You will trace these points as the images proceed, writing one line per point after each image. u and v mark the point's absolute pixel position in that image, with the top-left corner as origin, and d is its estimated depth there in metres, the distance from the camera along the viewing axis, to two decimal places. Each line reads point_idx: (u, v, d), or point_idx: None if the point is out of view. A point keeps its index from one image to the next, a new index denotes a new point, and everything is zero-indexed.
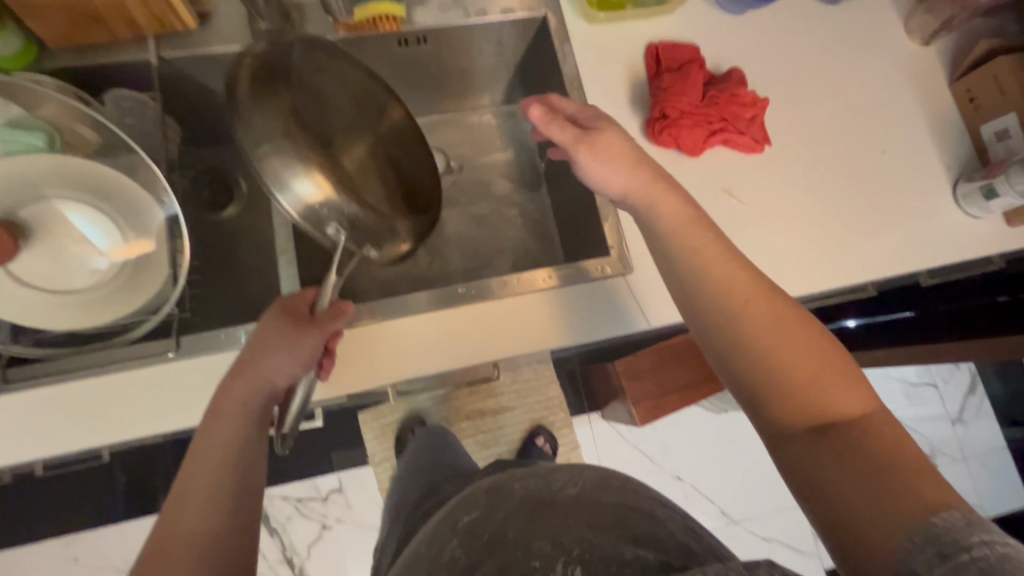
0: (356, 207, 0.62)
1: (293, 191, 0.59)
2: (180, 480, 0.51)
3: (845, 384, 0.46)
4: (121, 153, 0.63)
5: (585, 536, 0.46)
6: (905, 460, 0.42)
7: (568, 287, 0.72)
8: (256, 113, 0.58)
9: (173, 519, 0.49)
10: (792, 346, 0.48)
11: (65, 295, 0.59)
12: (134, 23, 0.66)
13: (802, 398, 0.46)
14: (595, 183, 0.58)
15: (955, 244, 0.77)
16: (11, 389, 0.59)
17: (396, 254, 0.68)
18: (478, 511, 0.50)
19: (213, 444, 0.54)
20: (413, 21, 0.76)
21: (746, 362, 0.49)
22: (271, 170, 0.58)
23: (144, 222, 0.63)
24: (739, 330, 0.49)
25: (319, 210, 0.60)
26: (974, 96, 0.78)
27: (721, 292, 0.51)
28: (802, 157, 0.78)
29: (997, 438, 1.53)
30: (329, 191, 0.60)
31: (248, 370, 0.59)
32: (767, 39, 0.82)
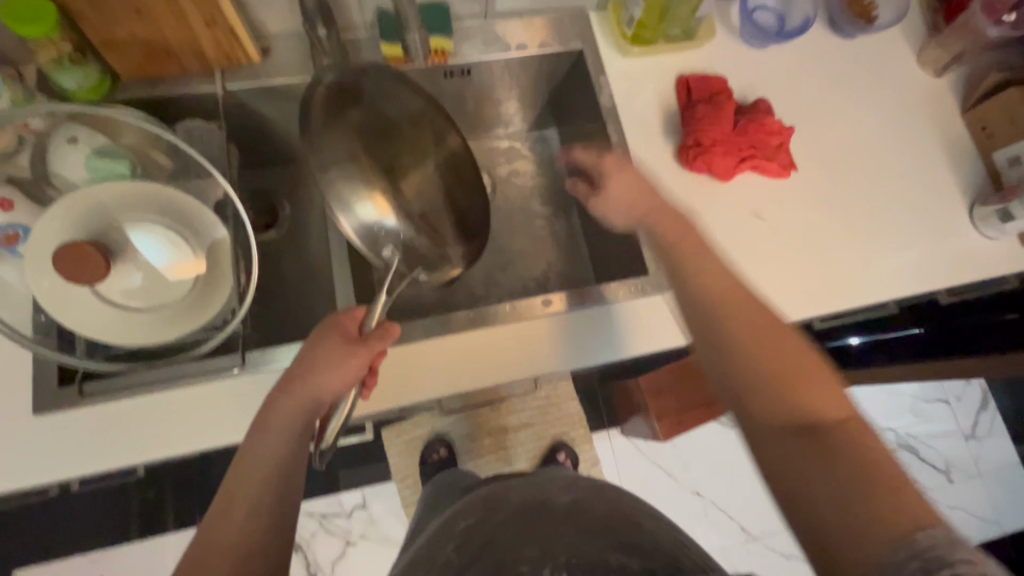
0: (410, 232, 0.70)
1: (355, 209, 0.67)
2: (223, 494, 0.53)
3: (828, 390, 0.49)
4: (192, 177, 0.69)
5: (574, 543, 0.59)
6: (882, 477, 0.43)
7: (575, 310, 0.74)
8: (326, 140, 0.67)
9: (216, 535, 0.51)
10: (773, 349, 0.52)
11: (140, 314, 0.63)
12: (204, 57, 0.71)
13: (777, 394, 0.50)
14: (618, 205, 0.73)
15: (975, 264, 0.81)
16: (91, 404, 0.64)
17: (446, 279, 0.73)
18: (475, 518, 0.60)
19: (258, 460, 0.55)
20: (459, 55, 0.81)
21: (737, 358, 0.52)
22: (333, 187, 0.67)
23: (210, 240, 0.66)
24: (728, 333, 0.54)
25: (375, 231, 0.68)
26: (986, 124, 0.83)
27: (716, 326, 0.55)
28: (824, 181, 0.82)
29: (1011, 455, 1.55)
30: (386, 214, 0.69)
31: (297, 384, 0.58)
32: (788, 71, 0.87)
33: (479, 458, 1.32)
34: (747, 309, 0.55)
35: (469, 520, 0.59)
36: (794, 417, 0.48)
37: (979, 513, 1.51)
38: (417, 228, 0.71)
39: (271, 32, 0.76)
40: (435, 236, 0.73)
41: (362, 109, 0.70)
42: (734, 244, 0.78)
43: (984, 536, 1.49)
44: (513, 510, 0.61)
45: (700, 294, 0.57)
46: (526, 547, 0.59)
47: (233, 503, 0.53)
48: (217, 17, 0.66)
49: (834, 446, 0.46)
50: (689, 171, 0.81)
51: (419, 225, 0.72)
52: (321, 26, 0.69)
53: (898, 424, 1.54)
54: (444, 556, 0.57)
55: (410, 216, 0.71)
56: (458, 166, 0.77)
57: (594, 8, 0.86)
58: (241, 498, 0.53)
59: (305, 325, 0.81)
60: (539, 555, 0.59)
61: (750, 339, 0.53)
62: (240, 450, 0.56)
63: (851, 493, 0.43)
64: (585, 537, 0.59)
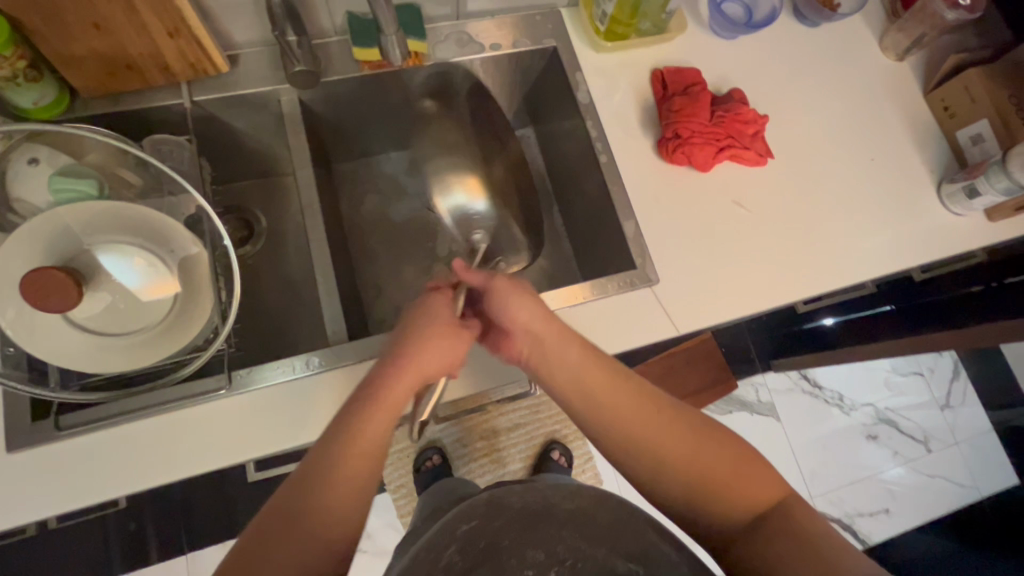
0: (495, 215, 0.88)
1: (450, 190, 0.89)
2: (324, 466, 0.48)
3: (763, 474, 0.53)
4: (165, 194, 0.67)
5: (579, 546, 0.44)
6: (816, 533, 0.48)
7: (563, 307, 0.74)
8: (428, 134, 0.90)
9: (321, 508, 0.47)
10: (679, 440, 0.53)
11: (116, 339, 0.60)
12: (169, 70, 0.68)
13: (701, 481, 0.52)
14: (505, 317, 0.59)
15: (945, 239, 0.83)
16: (67, 437, 0.61)
17: (518, 264, 0.87)
18: (477, 520, 0.43)
19: (373, 430, 0.50)
20: (433, 57, 0.80)
21: (655, 460, 0.53)
22: (432, 176, 0.90)
23: (186, 259, 0.64)
24: (650, 448, 0.53)
25: (469, 215, 0.88)
26: (948, 105, 0.85)
27: (627, 434, 0.54)
28: (796, 169, 0.84)
29: (984, 421, 1.61)
30: (478, 200, 0.88)
31: (410, 360, 0.55)
32: (756, 60, 0.88)
33: (473, 463, 1.30)
34: (648, 409, 0.55)
35: (473, 521, 0.43)
36: (749, 507, 0.51)
37: (959, 480, 1.56)
38: (500, 210, 0.88)
39: (238, 41, 0.74)
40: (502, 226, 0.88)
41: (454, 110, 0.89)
42: (714, 233, 0.79)
43: (964, 501, 1.54)
44: (517, 515, 0.44)
45: (607, 411, 0.55)
46: (531, 549, 0.44)
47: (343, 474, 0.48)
48: (180, 28, 0.63)
49: (780, 528, 0.49)
50: (668, 163, 0.81)
51: (504, 211, 0.89)
52: (291, 31, 0.68)
53: (875, 398, 1.59)
54: (443, 560, 0.42)
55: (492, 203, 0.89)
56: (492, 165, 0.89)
57: (566, 4, 0.85)
58: (351, 468, 0.48)
59: (290, 339, 0.79)
60: (544, 561, 0.44)
61: (657, 449, 0.53)
62: (340, 426, 0.50)
63: (804, 549, 0.47)
64: (591, 539, 0.44)
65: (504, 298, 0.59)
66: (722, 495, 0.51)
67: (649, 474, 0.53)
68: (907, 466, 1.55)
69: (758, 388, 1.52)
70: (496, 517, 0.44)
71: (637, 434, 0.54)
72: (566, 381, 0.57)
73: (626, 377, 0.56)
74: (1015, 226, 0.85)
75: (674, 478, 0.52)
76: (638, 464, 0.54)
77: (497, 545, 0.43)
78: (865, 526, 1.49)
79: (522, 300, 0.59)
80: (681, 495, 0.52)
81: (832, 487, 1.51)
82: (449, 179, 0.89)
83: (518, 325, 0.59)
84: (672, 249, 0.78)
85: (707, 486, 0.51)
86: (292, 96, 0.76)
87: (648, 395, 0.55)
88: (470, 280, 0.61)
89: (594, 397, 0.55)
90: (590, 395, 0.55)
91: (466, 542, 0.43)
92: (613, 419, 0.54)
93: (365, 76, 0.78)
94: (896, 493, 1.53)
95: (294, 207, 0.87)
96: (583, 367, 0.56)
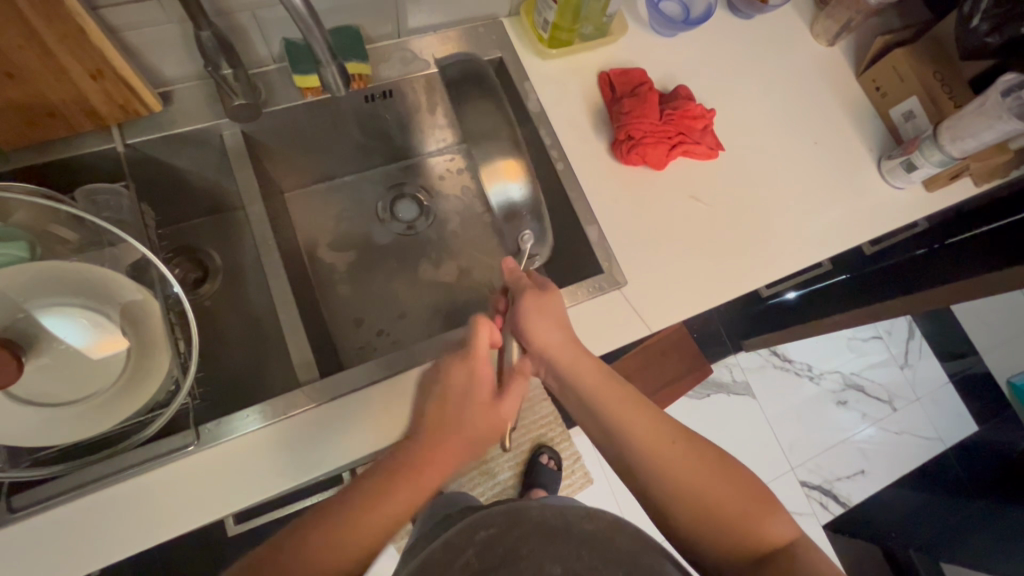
0: (527, 203, 0.69)
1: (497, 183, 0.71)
2: (324, 533, 0.49)
3: (777, 520, 0.54)
4: (105, 247, 0.63)
5: (596, 565, 0.42)
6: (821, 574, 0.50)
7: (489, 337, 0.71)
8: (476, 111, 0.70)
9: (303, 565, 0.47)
10: (695, 474, 0.55)
11: (66, 407, 0.56)
12: (96, 114, 0.64)
13: (715, 517, 0.53)
14: (527, 332, 0.61)
15: (889, 213, 0.87)
16: (25, 517, 0.57)
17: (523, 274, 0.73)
18: (496, 528, 0.42)
19: (377, 521, 0.50)
20: (378, 77, 0.78)
21: (668, 487, 0.54)
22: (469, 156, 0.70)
23: (134, 312, 0.60)
24: (666, 476, 0.55)
25: (511, 204, 0.68)
26: (880, 85, 0.89)
27: (640, 458, 0.56)
28: (746, 157, 0.86)
29: (940, 374, 1.70)
30: (511, 180, 0.68)
31: (455, 431, 0.57)
32: (698, 56, 0.90)
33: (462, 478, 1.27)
34: (663, 439, 0.57)
35: (492, 527, 0.42)
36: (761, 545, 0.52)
37: (925, 434, 1.64)
38: (533, 196, 0.69)
39: (169, 77, 0.70)
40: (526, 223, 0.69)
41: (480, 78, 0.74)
42: (675, 228, 0.81)
43: (929, 454, 1.62)
44: (537, 526, 0.43)
45: (628, 440, 0.57)
46: (549, 563, 0.42)
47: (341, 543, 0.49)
48: (103, 69, 0.60)
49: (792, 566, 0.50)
50: (624, 164, 0.82)
51: (534, 200, 0.69)
52: (225, 64, 0.65)
53: (840, 365, 1.65)
54: (460, 561, 0.41)
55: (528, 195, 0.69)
56: (504, 150, 0.69)
57: (506, 14, 0.85)
58: (332, 556, 0.48)
59: (257, 381, 0.76)
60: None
61: (670, 479, 0.55)
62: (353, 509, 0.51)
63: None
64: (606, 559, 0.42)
65: (531, 314, 0.61)
66: (717, 526, 0.53)
67: (646, 482, 0.56)
68: (876, 427, 1.62)
69: (731, 368, 1.57)
70: (518, 526, 0.43)
71: (654, 460, 0.56)
72: (591, 407, 0.60)
73: (641, 405, 0.59)
74: (953, 193, 0.89)
75: (668, 489, 0.54)
76: (648, 490, 0.55)
77: (514, 555, 0.41)
78: (845, 489, 1.55)
79: (551, 318, 0.62)
80: (691, 528, 0.53)
81: (809, 455, 1.56)
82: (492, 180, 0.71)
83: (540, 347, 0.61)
84: (637, 249, 0.79)
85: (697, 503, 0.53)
86: (233, 130, 0.73)
87: (665, 423, 0.58)
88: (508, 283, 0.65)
89: (614, 423, 0.58)
90: (613, 424, 0.58)
91: (485, 546, 0.42)
92: (633, 443, 0.57)
93: (308, 102, 0.75)
94: (868, 453, 1.60)
95: (247, 243, 0.83)
96: (599, 388, 0.60)
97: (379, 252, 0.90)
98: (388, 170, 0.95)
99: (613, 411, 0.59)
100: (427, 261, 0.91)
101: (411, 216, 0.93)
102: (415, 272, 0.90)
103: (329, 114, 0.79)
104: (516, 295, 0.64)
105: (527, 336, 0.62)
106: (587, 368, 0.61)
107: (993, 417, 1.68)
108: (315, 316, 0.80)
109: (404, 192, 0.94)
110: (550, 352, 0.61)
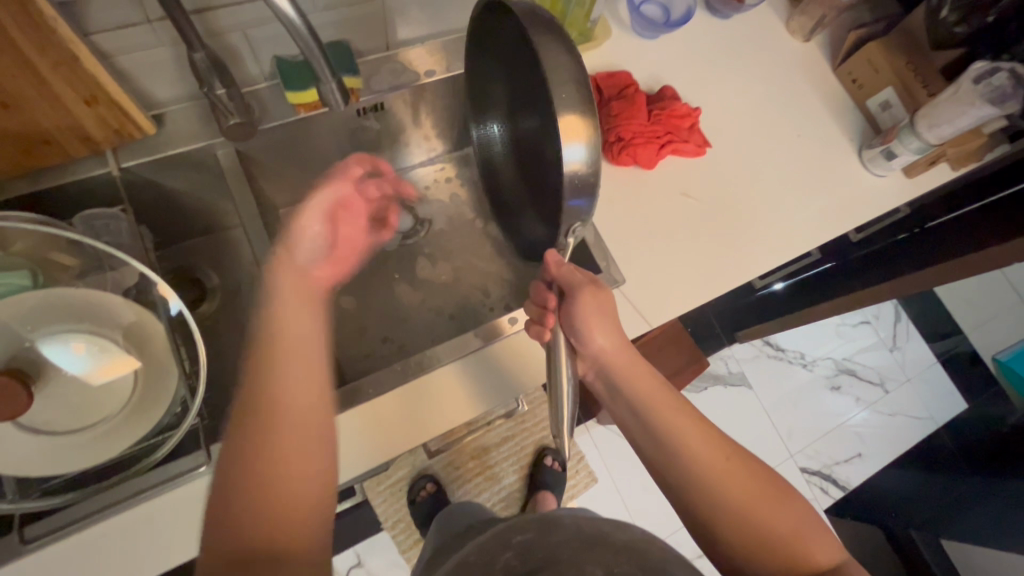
0: (589, 168, 0.61)
1: (544, 135, 0.70)
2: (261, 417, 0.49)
3: (826, 543, 0.54)
4: (107, 271, 0.62)
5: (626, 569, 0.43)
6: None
7: (492, 342, 0.71)
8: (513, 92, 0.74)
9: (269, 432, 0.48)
10: (746, 489, 0.54)
11: (76, 434, 0.56)
12: (91, 139, 0.64)
13: (764, 534, 0.53)
14: (581, 330, 0.62)
15: (874, 200, 0.90)
16: (36, 549, 0.57)
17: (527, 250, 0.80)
18: (533, 533, 0.44)
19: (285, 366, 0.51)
20: (370, 91, 0.79)
21: (717, 501, 0.54)
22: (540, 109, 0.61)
23: (139, 335, 0.60)
24: (713, 489, 0.54)
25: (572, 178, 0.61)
26: (856, 78, 0.92)
27: (685, 470, 0.55)
28: (732, 152, 0.89)
29: (928, 354, 1.74)
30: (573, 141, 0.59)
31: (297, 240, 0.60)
32: (680, 56, 0.92)
33: (467, 484, 1.27)
34: (713, 451, 0.56)
35: (528, 533, 0.44)
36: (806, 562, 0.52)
37: (917, 414, 1.68)
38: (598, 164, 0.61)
39: (161, 99, 0.71)
40: (585, 196, 0.63)
41: (518, 25, 0.65)
42: (668, 226, 0.83)
43: (922, 434, 1.66)
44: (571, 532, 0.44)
45: (682, 450, 0.56)
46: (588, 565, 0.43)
47: (285, 428, 0.49)
48: (98, 95, 0.60)
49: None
50: (615, 165, 0.84)
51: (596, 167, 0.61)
52: (219, 85, 0.65)
53: (831, 350, 1.69)
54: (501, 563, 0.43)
55: (593, 162, 0.60)
56: (575, 107, 0.58)
57: None
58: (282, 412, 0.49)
59: None
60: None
61: (722, 495, 0.54)
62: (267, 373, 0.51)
63: None
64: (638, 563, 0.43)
65: (586, 311, 0.62)
66: (767, 544, 0.52)
67: (665, 476, 0.57)
68: (870, 409, 1.66)
69: (726, 361, 1.60)
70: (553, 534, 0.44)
71: (705, 473, 0.55)
72: (640, 414, 0.59)
73: (680, 410, 0.59)
74: (930, 178, 0.92)
75: (716, 504, 0.54)
76: (693, 504, 0.55)
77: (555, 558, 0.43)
78: (844, 473, 1.58)
79: (605, 316, 0.62)
80: (740, 545, 0.53)
81: (807, 441, 1.59)
82: (532, 138, 0.73)
83: (593, 344, 0.62)
84: (632, 247, 0.81)
85: (739, 521, 0.53)
86: (228, 148, 0.73)
87: (709, 431, 0.58)
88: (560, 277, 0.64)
89: (659, 432, 0.58)
90: (663, 430, 0.57)
91: (523, 549, 0.43)
92: (672, 449, 0.56)
93: (300, 118, 0.76)
94: (863, 436, 1.63)
95: (244, 260, 0.83)
96: (650, 392, 0.60)
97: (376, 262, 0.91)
98: None
99: (663, 419, 0.58)
100: (425, 269, 0.91)
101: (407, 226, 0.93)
102: (412, 280, 0.90)
103: (323, 128, 0.80)
104: (572, 294, 0.62)
105: (583, 336, 0.62)
106: (637, 366, 0.62)
107: (981, 394, 1.72)
108: None
109: (399, 202, 0.95)
110: (605, 353, 0.62)
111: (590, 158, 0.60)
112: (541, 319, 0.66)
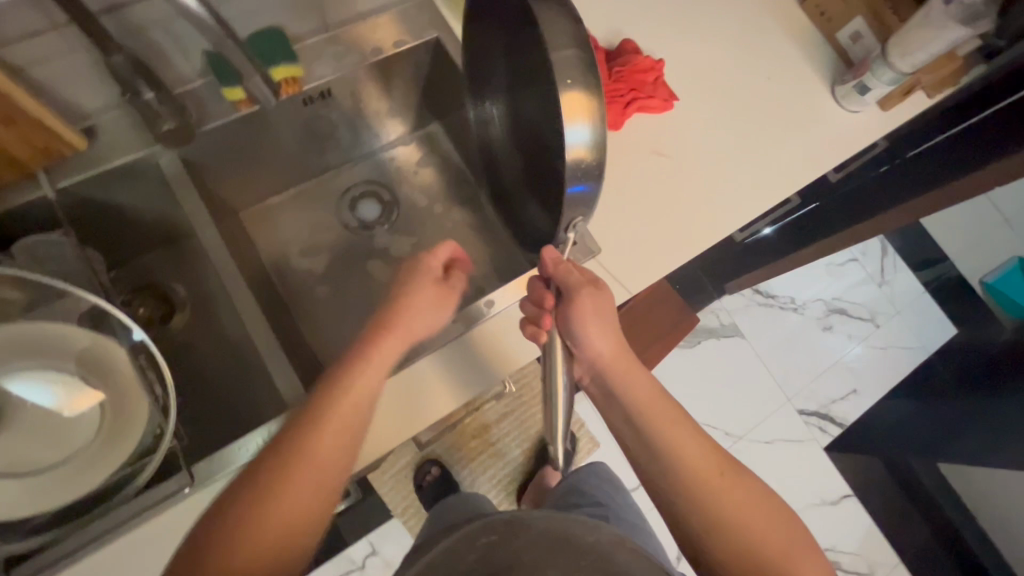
0: (596, 150, 0.59)
1: (522, 105, 0.68)
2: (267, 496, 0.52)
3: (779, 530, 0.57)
4: (56, 302, 0.60)
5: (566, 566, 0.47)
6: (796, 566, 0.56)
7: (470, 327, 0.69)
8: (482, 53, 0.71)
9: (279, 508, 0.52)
10: (709, 474, 0.58)
11: (45, 473, 0.54)
12: (18, 162, 0.61)
13: (721, 520, 0.56)
14: (580, 337, 0.62)
15: (852, 138, 0.87)
16: None
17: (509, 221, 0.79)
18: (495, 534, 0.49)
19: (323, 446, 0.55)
20: (312, 79, 0.74)
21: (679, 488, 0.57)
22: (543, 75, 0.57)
23: (99, 364, 0.57)
24: (678, 473, 0.57)
25: (579, 162, 0.59)
26: (823, 10, 0.89)
27: (652, 456, 0.59)
28: (701, 103, 0.85)
29: (916, 285, 1.75)
30: (576, 124, 0.57)
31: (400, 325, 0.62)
32: (639, 6, 0.88)
33: (472, 464, 1.28)
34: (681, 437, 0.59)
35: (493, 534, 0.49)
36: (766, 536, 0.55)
37: (908, 346, 1.70)
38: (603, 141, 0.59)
39: (90, 110, 0.66)
40: (589, 181, 0.60)
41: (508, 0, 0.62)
42: (640, 187, 0.80)
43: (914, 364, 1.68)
44: (535, 534, 0.49)
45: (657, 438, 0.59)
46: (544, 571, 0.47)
47: (305, 501, 0.53)
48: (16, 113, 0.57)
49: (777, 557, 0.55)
50: None
51: (599, 148, 0.59)
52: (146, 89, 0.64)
53: (820, 291, 1.69)
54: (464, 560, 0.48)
55: (598, 143, 0.59)
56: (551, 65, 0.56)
57: None
58: (298, 487, 0.53)
59: (243, 411, 0.73)
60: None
61: (685, 480, 0.57)
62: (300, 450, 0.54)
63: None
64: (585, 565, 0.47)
65: (584, 315, 0.61)
66: (723, 531, 0.56)
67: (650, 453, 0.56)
68: (863, 345, 1.67)
69: (718, 314, 1.60)
70: (517, 536, 0.49)
71: (673, 455, 0.58)
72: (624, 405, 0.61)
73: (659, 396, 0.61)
74: (904, 110, 0.90)
75: (680, 488, 0.57)
76: (659, 484, 0.58)
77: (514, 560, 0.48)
78: (841, 411, 1.61)
79: (604, 320, 0.62)
80: (699, 526, 0.56)
81: (802, 383, 1.61)
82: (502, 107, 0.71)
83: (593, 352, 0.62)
84: (605, 214, 0.78)
85: (712, 502, 0.56)
86: (170, 156, 0.69)
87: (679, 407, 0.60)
88: (558, 276, 0.62)
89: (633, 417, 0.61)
90: (641, 423, 0.60)
91: (486, 551, 0.49)
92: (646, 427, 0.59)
93: (244, 116, 0.72)
94: (858, 372, 1.65)
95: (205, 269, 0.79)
96: (648, 399, 0.61)
97: (347, 258, 0.88)
98: (342, 172, 0.91)
99: (640, 407, 0.61)
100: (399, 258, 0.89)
101: (373, 216, 0.90)
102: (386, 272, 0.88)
103: (269, 125, 0.76)
104: (567, 295, 0.61)
105: (579, 337, 0.61)
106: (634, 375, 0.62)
107: (971, 319, 1.73)
108: (291, 335, 0.77)
109: (363, 191, 0.91)
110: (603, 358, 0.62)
111: (593, 140, 0.58)
112: (537, 319, 0.64)
